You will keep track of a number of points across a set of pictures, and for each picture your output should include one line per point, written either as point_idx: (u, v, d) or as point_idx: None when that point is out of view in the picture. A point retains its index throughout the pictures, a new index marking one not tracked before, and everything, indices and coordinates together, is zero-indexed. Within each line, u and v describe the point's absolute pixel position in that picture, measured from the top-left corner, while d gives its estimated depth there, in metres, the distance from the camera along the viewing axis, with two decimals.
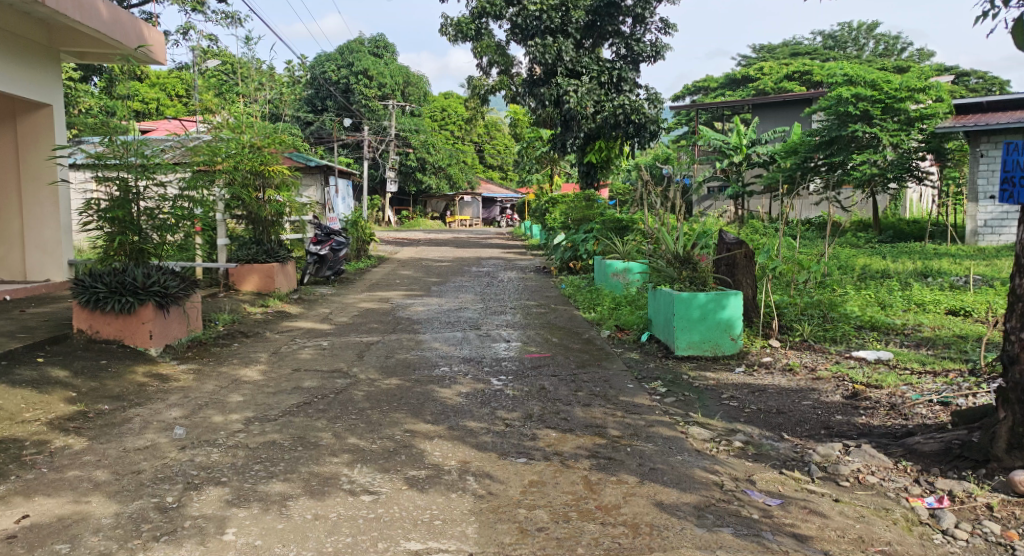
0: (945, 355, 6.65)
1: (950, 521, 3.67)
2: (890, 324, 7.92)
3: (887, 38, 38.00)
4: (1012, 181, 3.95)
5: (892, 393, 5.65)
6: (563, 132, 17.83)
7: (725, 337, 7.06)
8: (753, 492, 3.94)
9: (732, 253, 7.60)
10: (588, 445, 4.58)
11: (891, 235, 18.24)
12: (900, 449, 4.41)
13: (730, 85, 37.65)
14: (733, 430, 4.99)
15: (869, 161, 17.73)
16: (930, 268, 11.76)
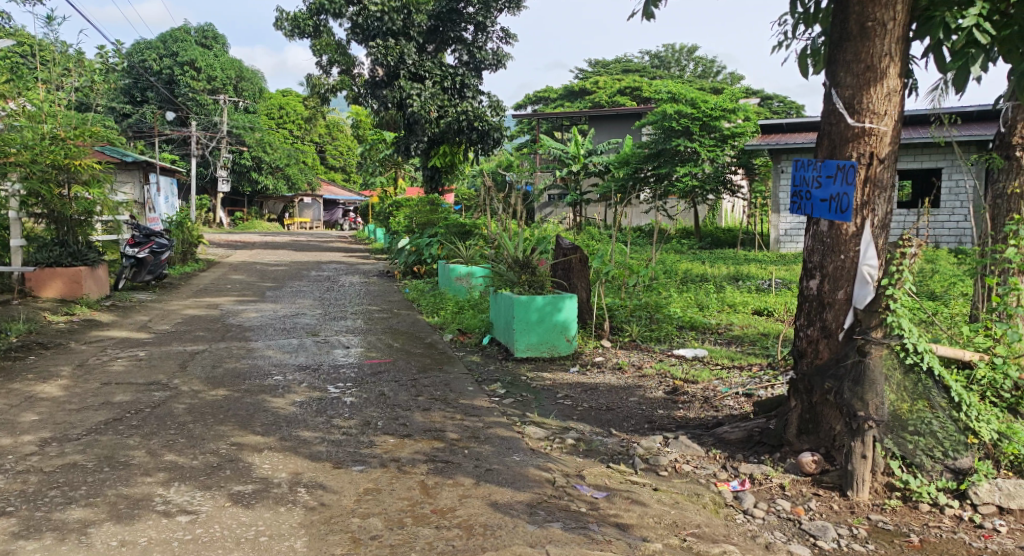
0: (751, 351, 7.31)
1: (749, 502, 4.04)
2: (706, 324, 8.60)
3: (705, 61, 41.31)
4: (799, 194, 4.44)
5: (706, 387, 6.12)
6: (407, 135, 17.60)
7: (561, 339, 7.32)
8: (582, 487, 4.11)
9: (568, 257, 7.92)
10: (425, 450, 4.57)
11: (710, 243, 19.78)
12: (710, 439, 4.80)
13: (568, 96, 39.19)
14: (567, 428, 5.18)
15: (691, 173, 19.17)
16: (741, 272, 12.88)
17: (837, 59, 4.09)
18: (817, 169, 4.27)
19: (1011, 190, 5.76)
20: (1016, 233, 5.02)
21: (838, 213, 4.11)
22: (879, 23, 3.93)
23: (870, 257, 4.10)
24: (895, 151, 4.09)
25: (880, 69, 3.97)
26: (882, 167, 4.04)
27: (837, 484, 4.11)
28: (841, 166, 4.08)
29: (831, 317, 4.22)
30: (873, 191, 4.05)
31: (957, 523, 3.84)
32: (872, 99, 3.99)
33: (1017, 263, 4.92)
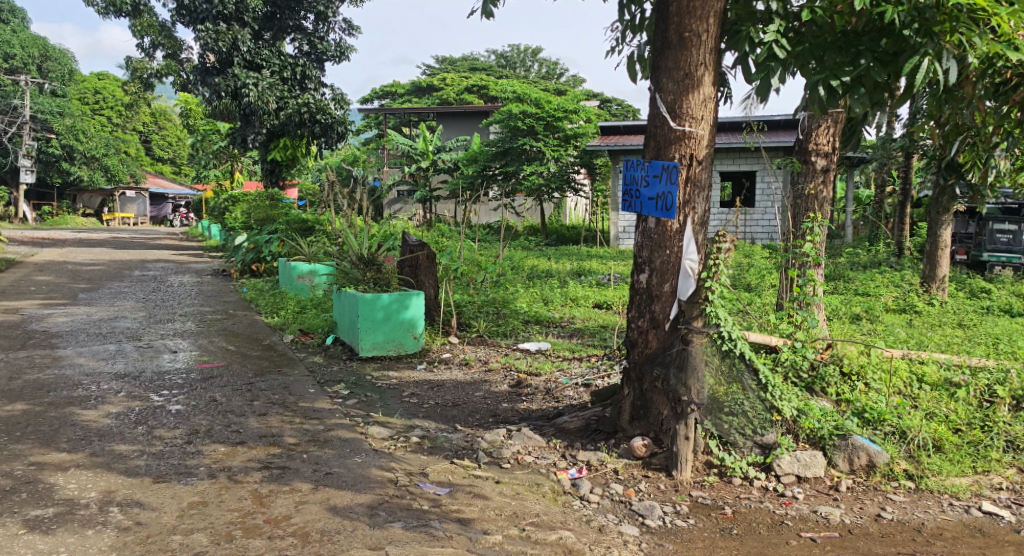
0: (591, 343, 7.61)
1: (586, 487, 4.20)
2: (550, 318, 8.84)
3: (548, 63, 42.50)
4: (630, 193, 4.65)
5: (548, 379, 6.30)
6: (243, 126, 16.58)
7: (408, 337, 7.25)
8: (425, 484, 4.09)
9: (414, 254, 7.85)
10: (259, 457, 4.35)
11: (555, 240, 20.38)
12: (551, 429, 4.94)
13: (415, 92, 38.88)
14: (412, 426, 5.13)
15: (537, 172, 19.67)
16: (583, 268, 13.38)
17: (659, 66, 4.34)
18: (644, 168, 4.50)
19: (808, 191, 6.40)
20: (812, 231, 5.61)
21: (663, 211, 4.37)
22: (695, 34, 4.20)
23: (692, 252, 4.36)
24: (711, 153, 4.40)
25: (697, 77, 4.26)
26: (700, 168, 4.34)
27: (664, 465, 4.37)
28: (666, 167, 4.33)
29: (658, 308, 4.47)
30: (693, 190, 4.35)
31: (764, 493, 4.21)
32: (691, 104, 4.27)
33: (813, 257, 5.49)
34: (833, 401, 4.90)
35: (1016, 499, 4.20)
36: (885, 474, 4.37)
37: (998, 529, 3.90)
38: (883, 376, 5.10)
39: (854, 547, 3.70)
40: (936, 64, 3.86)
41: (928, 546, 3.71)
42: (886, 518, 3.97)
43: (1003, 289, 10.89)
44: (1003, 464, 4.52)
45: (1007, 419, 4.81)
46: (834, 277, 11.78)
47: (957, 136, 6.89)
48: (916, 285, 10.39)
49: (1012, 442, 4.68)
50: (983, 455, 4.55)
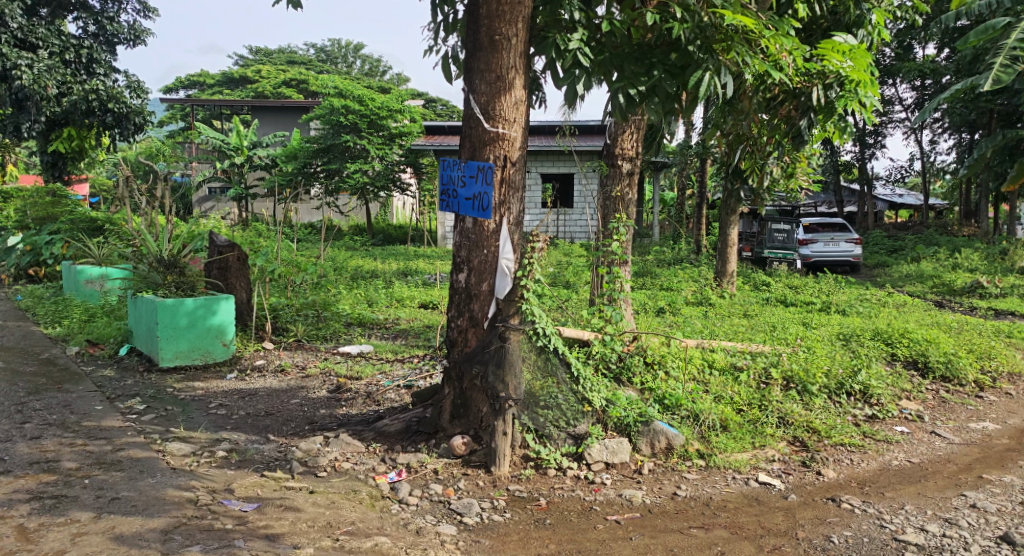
0: (414, 344, 7.54)
1: (404, 490, 4.14)
2: (373, 319, 8.63)
3: (371, 59, 41.73)
4: (448, 193, 4.63)
5: (369, 382, 6.16)
6: (15, 113, 14.66)
7: (216, 344, 6.76)
8: (229, 501, 3.84)
9: (223, 256, 7.36)
10: (30, 488, 3.86)
11: (381, 239, 20.05)
12: (371, 433, 4.83)
13: (228, 83, 36.53)
14: (218, 440, 4.80)
15: (361, 170, 19.26)
16: (409, 267, 13.26)
17: (472, 67, 4.37)
18: (461, 169, 4.52)
19: (615, 194, 6.76)
20: (618, 230, 5.96)
21: (479, 211, 4.41)
22: (506, 37, 4.28)
23: (508, 252, 4.45)
24: (524, 155, 4.51)
25: (508, 79, 4.34)
26: (514, 169, 4.43)
27: (484, 462, 4.43)
28: (481, 167, 4.37)
29: (477, 307, 4.52)
30: (508, 191, 4.42)
31: (576, 481, 4.38)
32: (503, 106, 4.34)
33: (619, 255, 5.83)
34: (638, 389, 5.22)
35: (786, 469, 4.71)
36: (681, 455, 4.72)
37: (772, 496, 4.34)
38: (680, 364, 5.52)
39: (653, 525, 3.95)
40: (716, 78, 4.25)
41: (715, 518, 4.04)
42: (681, 496, 4.28)
43: (782, 282, 12.19)
44: (775, 438, 5.03)
45: (779, 398, 5.37)
46: (642, 274, 12.58)
47: (739, 145, 7.64)
48: (711, 280, 11.34)
49: (782, 418, 5.21)
50: (760, 432, 5.02)
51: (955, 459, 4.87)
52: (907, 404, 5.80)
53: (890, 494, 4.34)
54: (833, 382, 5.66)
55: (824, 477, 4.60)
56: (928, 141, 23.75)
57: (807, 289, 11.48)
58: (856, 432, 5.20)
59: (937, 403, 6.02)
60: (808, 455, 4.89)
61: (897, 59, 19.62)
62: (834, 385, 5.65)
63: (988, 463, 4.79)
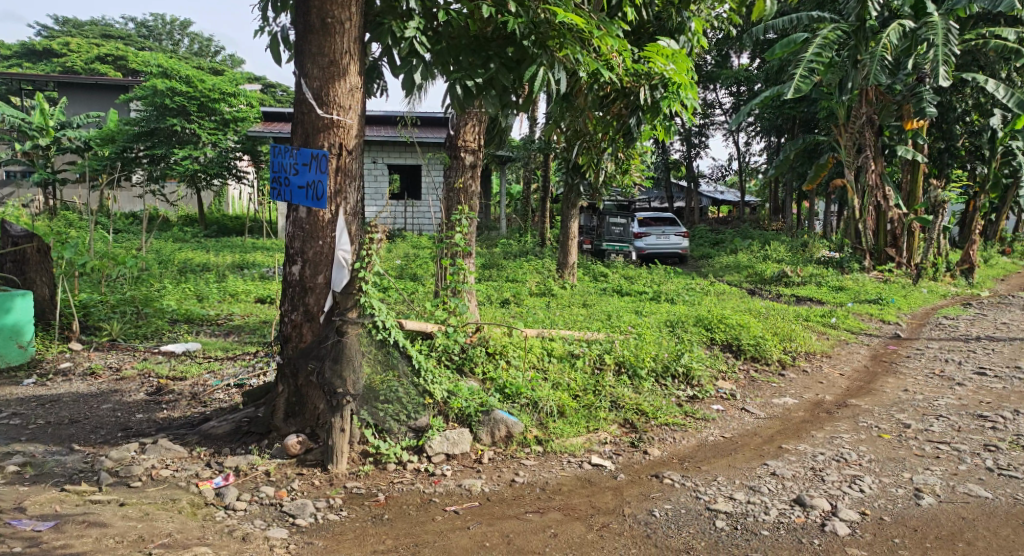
0: (248, 340, 7.15)
1: (232, 495, 3.92)
2: (204, 315, 8.04)
3: (200, 38, 39.10)
4: (280, 180, 4.42)
5: (195, 382, 5.76)
6: None
7: (11, 346, 6.05)
8: (20, 521, 3.45)
9: (19, 248, 6.61)
10: None
11: (214, 230, 18.83)
12: (195, 437, 4.52)
13: (29, 55, 32.78)
14: (9, 453, 4.29)
15: (191, 157, 17.81)
16: (245, 260, 12.55)
17: (302, 50, 4.19)
18: (293, 156, 4.32)
19: (457, 185, 6.76)
20: (460, 222, 5.98)
21: (313, 200, 4.25)
22: (338, 21, 4.13)
23: (345, 243, 4.33)
24: (360, 144, 4.39)
25: (342, 65, 4.20)
26: (350, 158, 4.31)
27: (320, 460, 4.29)
28: (315, 155, 4.22)
29: (312, 301, 4.35)
30: (344, 179, 4.29)
31: (416, 474, 4.36)
32: (337, 92, 4.20)
33: (461, 247, 5.84)
34: (479, 380, 5.28)
35: (617, 450, 4.94)
36: (521, 442, 4.82)
37: (603, 477, 4.53)
38: (521, 353, 5.65)
39: (491, 512, 4.00)
40: (549, 74, 4.38)
41: (550, 501, 4.17)
42: (519, 482, 4.37)
43: (618, 274, 12.77)
44: (607, 421, 5.26)
45: (612, 383, 5.64)
46: (488, 266, 12.71)
47: (577, 141, 7.92)
48: (554, 271, 11.65)
49: (615, 402, 5.47)
50: (593, 415, 5.24)
51: (761, 432, 5.34)
52: (723, 384, 6.28)
53: (705, 467, 4.68)
54: (660, 365, 6.02)
55: (649, 456, 4.88)
56: (744, 143, 25.87)
57: (641, 279, 12.12)
58: (678, 412, 5.55)
59: (747, 381, 6.57)
60: (636, 436, 5.16)
61: (717, 66, 21.18)
62: (660, 369, 6.01)
63: (787, 434, 5.29)
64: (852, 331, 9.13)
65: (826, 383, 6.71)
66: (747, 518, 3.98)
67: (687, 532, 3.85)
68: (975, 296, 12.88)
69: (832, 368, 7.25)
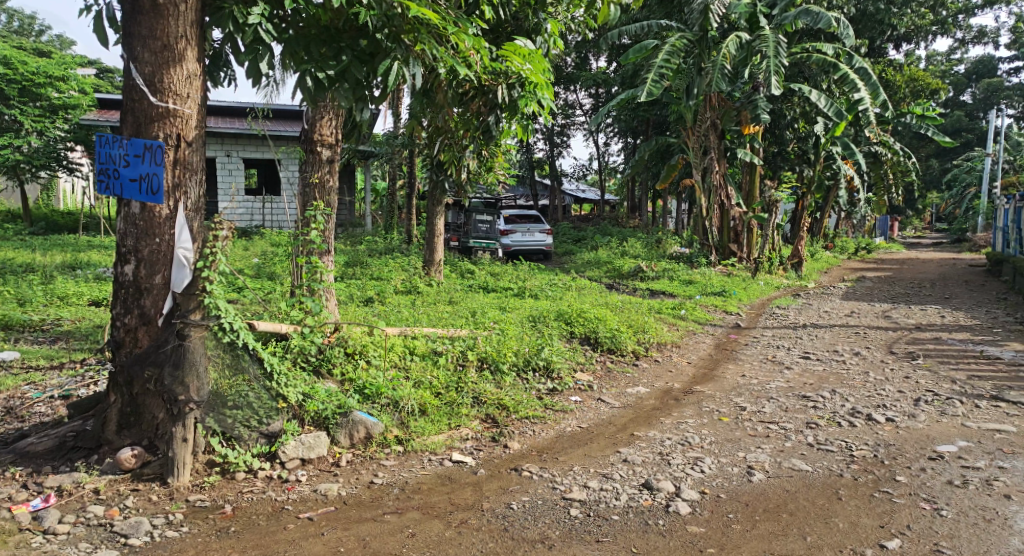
0: (78, 346, 6.56)
1: (52, 519, 3.61)
2: (25, 321, 7.28)
3: (22, 16, 35.48)
4: (108, 172, 4.07)
5: (11, 395, 5.21)
6: None
7: None
8: None
9: None
10: None
11: (42, 226, 17.13)
12: (8, 456, 4.09)
13: None
14: None
15: (12, 146, 16.07)
16: (78, 260, 11.50)
17: (131, 32, 3.88)
18: (122, 147, 3.99)
19: (314, 180, 6.50)
20: (314, 218, 5.76)
21: (148, 195, 3.97)
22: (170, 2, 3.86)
23: (185, 241, 4.08)
24: (201, 134, 4.14)
25: (177, 50, 3.93)
26: (190, 150, 4.05)
27: (158, 473, 4.02)
28: (149, 146, 3.93)
29: (149, 302, 4.06)
30: (183, 172, 4.04)
31: (268, 482, 4.17)
32: (173, 80, 3.93)
33: (317, 244, 5.64)
34: (338, 381, 5.14)
35: (478, 446, 4.96)
36: (380, 443, 4.72)
37: (463, 473, 4.53)
38: (382, 352, 5.55)
39: (346, 517, 3.90)
40: (405, 69, 4.32)
41: (409, 501, 4.12)
42: (377, 483, 4.29)
43: (483, 270, 12.85)
44: (469, 417, 5.27)
45: (474, 379, 5.67)
46: (350, 263, 12.38)
47: (438, 137, 7.91)
48: (419, 268, 11.55)
49: (476, 398, 5.49)
50: (455, 412, 5.23)
51: (615, 421, 5.55)
52: (581, 376, 6.47)
53: (562, 458, 4.80)
54: (520, 360, 6.11)
55: (509, 450, 4.93)
56: (603, 143, 26.83)
57: (505, 276, 12.27)
58: (538, 405, 5.66)
59: (603, 372, 6.81)
60: (497, 430, 5.21)
61: (576, 68, 21.83)
62: (522, 363, 6.10)
63: (638, 421, 5.52)
64: (699, 322, 9.70)
65: (674, 372, 7.09)
66: (600, 505, 4.12)
67: (543, 523, 3.93)
68: (804, 288, 14.08)
69: (680, 357, 7.68)
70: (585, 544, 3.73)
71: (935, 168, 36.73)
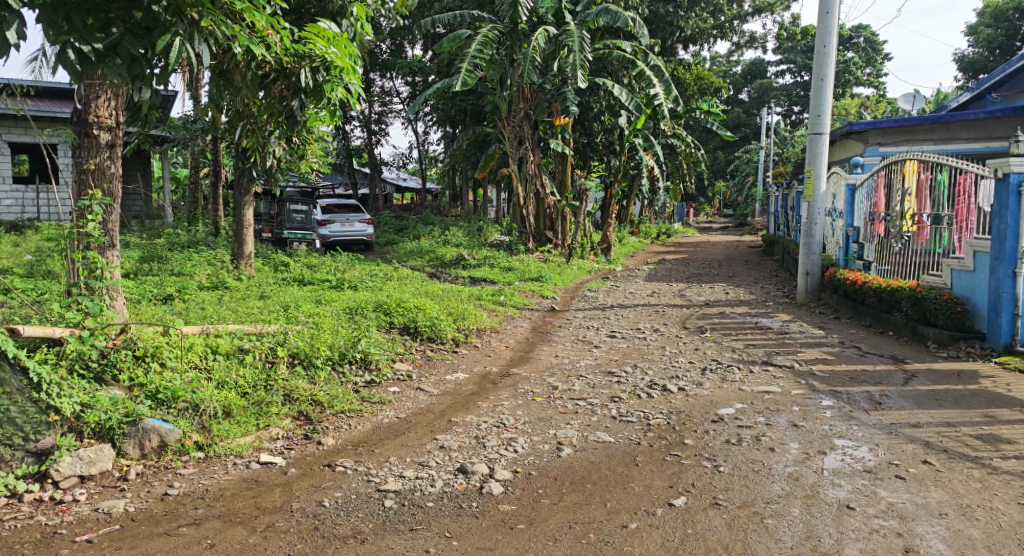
0: None
1: None
2: None
3: None
4: None
5: None
6: None
7: None
8: None
9: None
10: None
11: None
12: None
13: None
14: None
15: None
16: None
17: None
18: None
19: (89, 166, 5.81)
20: (91, 208, 5.20)
21: None
22: None
23: None
24: None
25: None
26: None
27: None
28: None
29: None
30: None
31: (37, 506, 3.77)
32: None
33: (95, 238, 5.11)
34: (125, 387, 4.72)
35: (289, 445, 4.74)
36: (177, 451, 4.37)
37: (271, 475, 4.32)
38: (177, 353, 5.13)
39: (133, 535, 3.59)
40: (188, 46, 4.00)
41: (209, 509, 3.87)
42: (173, 494, 3.98)
43: (299, 262, 12.31)
44: (280, 416, 5.01)
45: (285, 375, 5.41)
46: (146, 258, 11.35)
47: (239, 122, 7.43)
48: (227, 262, 10.83)
49: (287, 396, 5.25)
50: (264, 412, 4.96)
51: (433, 409, 5.55)
52: (400, 365, 6.41)
53: (378, 450, 4.72)
54: (335, 353, 5.92)
55: (323, 446, 4.77)
56: (421, 131, 26.72)
57: (322, 267, 11.84)
58: (354, 398, 5.52)
59: (422, 361, 6.80)
60: (310, 428, 5.01)
61: (391, 55, 21.58)
62: (337, 357, 5.92)
63: (456, 407, 5.57)
64: (516, 307, 9.96)
65: (492, 356, 7.23)
66: (415, 493, 4.11)
67: (355, 517, 3.84)
68: (612, 271, 14.91)
69: (498, 342, 7.85)
70: (398, 534, 3.69)
71: (719, 159, 40.56)
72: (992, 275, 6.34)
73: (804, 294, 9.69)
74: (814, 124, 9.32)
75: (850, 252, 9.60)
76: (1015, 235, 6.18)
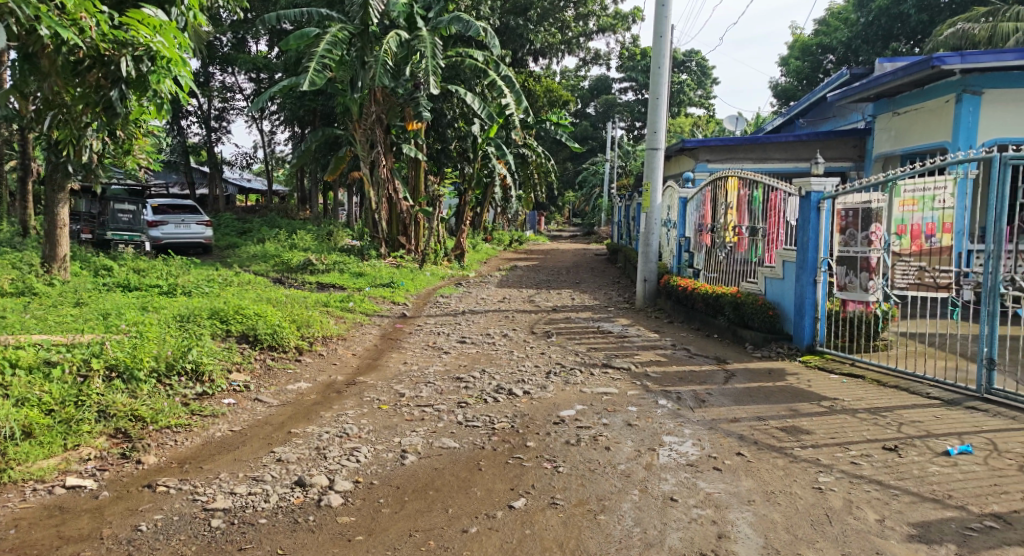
0: None
1: None
2: None
3: None
4: None
5: None
6: None
7: None
8: None
9: None
10: None
11: None
12: None
13: None
14: None
15: None
16: None
17: None
18: None
19: None
20: None
21: None
22: None
23: None
24: None
25: None
26: None
27: None
28: None
29: None
30: None
31: None
32: None
33: None
34: None
35: (101, 466, 4.33)
36: None
37: (79, 500, 3.94)
38: None
39: None
40: None
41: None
42: None
43: (125, 266, 11.37)
44: (93, 434, 4.58)
45: (100, 389, 4.94)
46: None
47: (50, 112, 6.71)
48: (36, 266, 9.78)
49: (102, 412, 4.79)
50: (74, 431, 4.52)
51: (271, 420, 5.30)
52: (236, 376, 6.05)
53: (207, 467, 4.42)
54: (162, 364, 5.50)
55: (143, 465, 4.40)
56: (267, 130, 25.62)
57: (152, 272, 11.00)
58: (183, 412, 5.15)
59: (262, 371, 6.47)
60: (128, 446, 4.61)
61: (233, 49, 20.52)
62: (163, 368, 5.49)
63: (297, 418, 5.35)
64: (366, 313, 9.77)
65: (338, 364, 7.03)
66: (246, 510, 3.89)
67: (177, 540, 3.58)
68: (464, 277, 14.99)
69: (345, 349, 7.64)
70: None
71: (569, 169, 42.06)
72: (798, 283, 6.95)
73: (643, 300, 10.21)
74: (650, 139, 9.83)
75: (684, 261, 10.22)
76: (816, 247, 6.78)
